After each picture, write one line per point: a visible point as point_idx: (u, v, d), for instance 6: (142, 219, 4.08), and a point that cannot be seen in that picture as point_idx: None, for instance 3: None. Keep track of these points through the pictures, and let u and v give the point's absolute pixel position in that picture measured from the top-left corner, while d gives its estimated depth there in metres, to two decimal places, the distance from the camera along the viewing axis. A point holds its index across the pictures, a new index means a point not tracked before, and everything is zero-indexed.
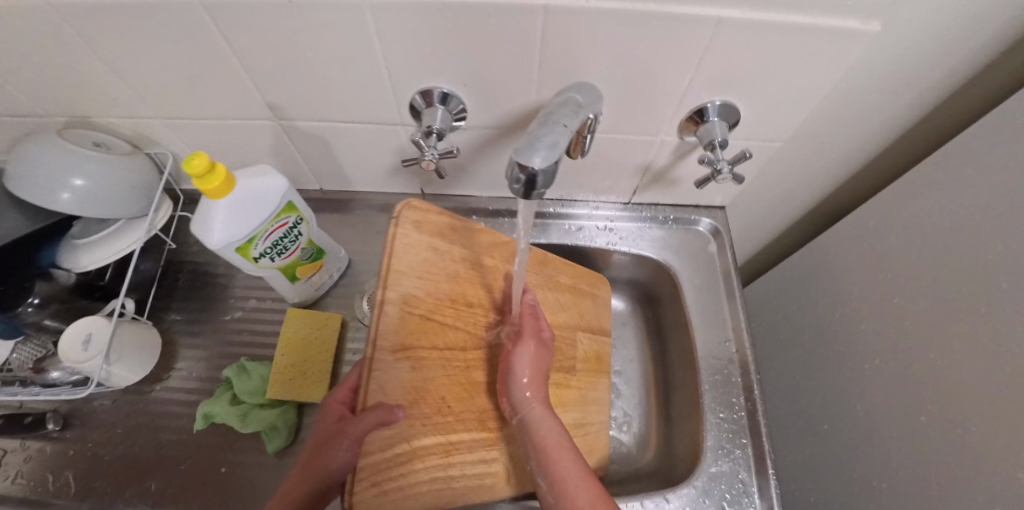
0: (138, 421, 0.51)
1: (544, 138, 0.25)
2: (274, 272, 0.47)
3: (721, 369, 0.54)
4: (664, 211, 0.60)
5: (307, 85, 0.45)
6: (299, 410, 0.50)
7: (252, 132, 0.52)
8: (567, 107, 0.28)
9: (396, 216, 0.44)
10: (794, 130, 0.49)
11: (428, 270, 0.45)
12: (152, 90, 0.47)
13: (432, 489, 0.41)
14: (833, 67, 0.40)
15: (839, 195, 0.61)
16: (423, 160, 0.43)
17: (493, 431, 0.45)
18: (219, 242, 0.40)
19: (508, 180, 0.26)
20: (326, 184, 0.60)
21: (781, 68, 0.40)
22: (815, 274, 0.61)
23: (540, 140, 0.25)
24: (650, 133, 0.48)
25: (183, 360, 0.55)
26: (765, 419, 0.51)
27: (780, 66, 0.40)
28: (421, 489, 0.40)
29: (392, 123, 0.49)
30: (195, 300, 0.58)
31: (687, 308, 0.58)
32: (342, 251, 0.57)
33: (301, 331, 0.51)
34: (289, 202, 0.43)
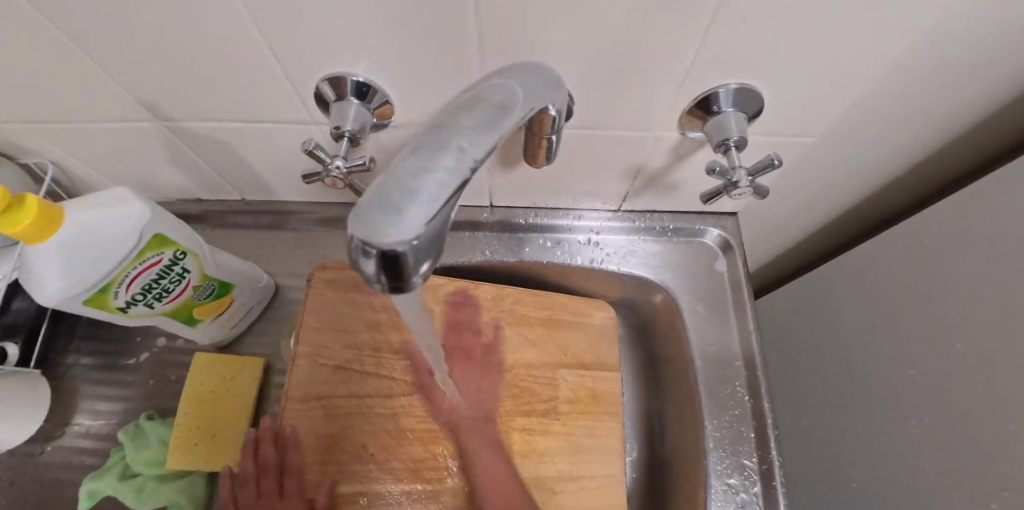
0: (22, 493, 0.43)
1: (415, 184, 0.14)
2: (158, 318, 0.38)
3: (730, 421, 0.44)
4: (662, 219, 0.49)
5: (179, 75, 0.33)
6: (210, 479, 0.41)
7: (136, 134, 0.41)
8: (474, 114, 0.17)
9: (309, 277, 0.45)
10: (838, 120, 0.37)
11: (344, 321, 0.44)
12: None
13: None
14: (893, 38, 0.27)
15: (881, 195, 0.49)
16: (326, 177, 0.32)
17: (430, 482, 0.42)
18: (55, 297, 0.31)
19: (356, 262, 0.14)
20: (248, 193, 0.49)
21: (822, 39, 0.28)
22: (847, 294, 0.50)
23: (408, 188, 0.14)
24: (642, 127, 0.36)
25: (79, 412, 0.45)
26: (784, 486, 0.41)
27: (829, 37, 0.27)
28: None
29: (303, 122, 0.38)
30: (99, 337, 0.48)
31: (687, 342, 0.47)
32: (265, 278, 0.46)
33: (210, 383, 0.42)
34: (160, 236, 0.33)
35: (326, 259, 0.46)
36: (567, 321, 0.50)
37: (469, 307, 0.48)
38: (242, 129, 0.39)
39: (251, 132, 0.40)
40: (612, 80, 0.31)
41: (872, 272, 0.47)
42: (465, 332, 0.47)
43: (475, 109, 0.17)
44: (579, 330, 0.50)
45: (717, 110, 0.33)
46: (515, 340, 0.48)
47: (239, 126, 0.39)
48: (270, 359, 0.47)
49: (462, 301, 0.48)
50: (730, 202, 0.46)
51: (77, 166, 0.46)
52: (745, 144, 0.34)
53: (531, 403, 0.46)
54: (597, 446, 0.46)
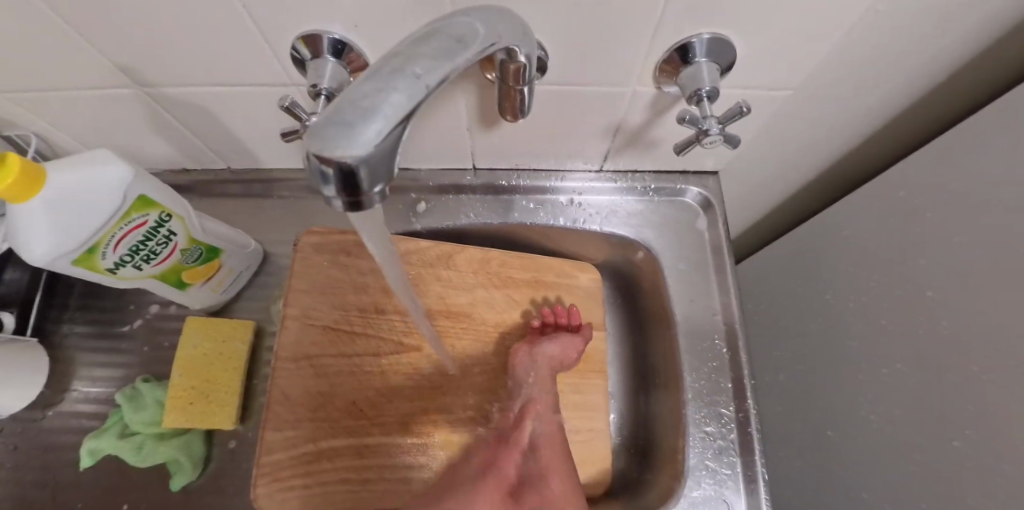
0: (27, 455, 0.44)
1: (364, 101, 0.14)
2: (147, 280, 0.38)
3: (708, 372, 0.45)
4: (643, 179, 0.49)
5: (154, 40, 0.33)
6: (207, 438, 0.43)
7: (116, 102, 0.41)
8: (429, 45, 0.17)
9: (295, 242, 0.46)
10: (813, 72, 0.37)
11: (332, 285, 0.45)
12: None
13: (342, 490, 0.41)
14: None
15: (859, 151, 0.49)
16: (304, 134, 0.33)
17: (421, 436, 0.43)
18: (44, 258, 0.31)
19: (315, 182, 0.15)
20: (234, 162, 0.50)
21: None
22: (824, 250, 0.51)
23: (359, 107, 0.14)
24: (618, 82, 0.36)
25: (77, 379, 0.47)
26: (759, 432, 0.43)
27: None
28: (332, 489, 0.41)
29: (283, 84, 0.38)
30: (92, 307, 0.49)
31: (668, 299, 0.48)
32: (253, 243, 0.47)
33: (201, 347, 0.42)
34: (144, 197, 0.34)
35: (313, 225, 0.47)
36: (553, 283, 0.51)
37: (455, 269, 0.49)
38: (222, 93, 0.40)
39: (231, 97, 0.40)
40: (564, 35, 0.32)
41: (848, 227, 0.48)
42: (450, 295, 0.48)
43: (434, 41, 0.17)
44: (565, 291, 0.51)
45: (692, 60, 0.33)
46: (502, 301, 0.49)
47: (220, 91, 0.39)
48: (261, 322, 0.48)
49: (449, 264, 0.49)
50: (709, 160, 0.47)
51: (61, 138, 0.46)
52: (717, 95, 0.34)
53: None
54: (584, 402, 0.49)
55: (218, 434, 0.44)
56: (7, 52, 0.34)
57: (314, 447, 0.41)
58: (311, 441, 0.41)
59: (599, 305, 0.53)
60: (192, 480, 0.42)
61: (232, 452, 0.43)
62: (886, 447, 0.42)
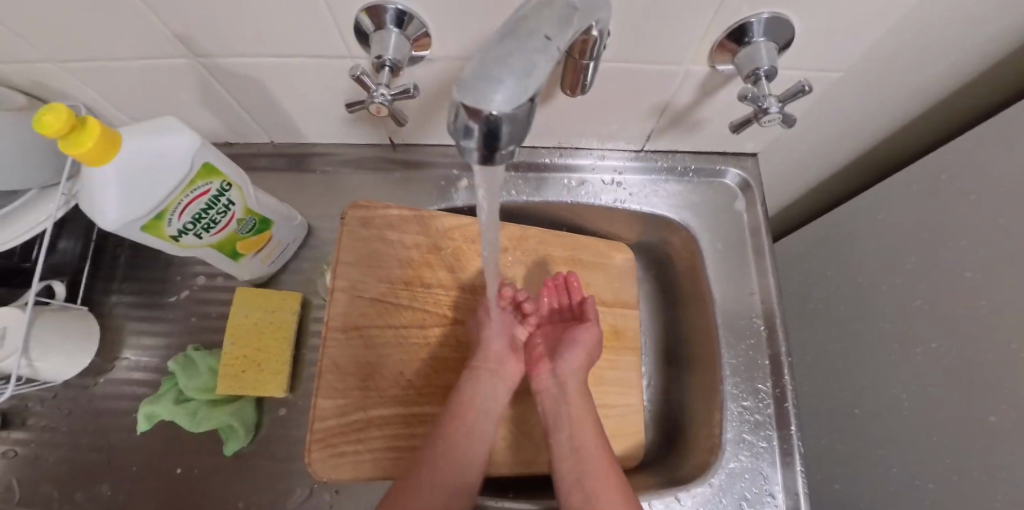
0: (82, 419, 0.45)
1: (508, 58, 0.15)
2: (205, 250, 0.39)
3: (745, 350, 0.46)
4: (683, 160, 0.50)
5: (217, 10, 0.34)
6: (257, 405, 0.44)
7: (169, 74, 0.41)
8: (551, 9, 0.17)
9: (341, 216, 0.46)
10: (866, 53, 0.37)
11: (377, 259, 0.46)
12: (22, 34, 0.36)
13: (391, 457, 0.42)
14: None
15: (898, 135, 0.50)
16: (370, 105, 0.33)
17: None
18: (116, 224, 0.32)
19: (456, 136, 0.16)
20: (276, 136, 0.50)
21: None
22: (859, 235, 0.52)
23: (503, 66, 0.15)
24: (673, 60, 0.37)
25: (126, 347, 0.48)
26: (795, 408, 0.44)
27: None
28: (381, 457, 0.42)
29: (338, 56, 0.38)
30: (138, 277, 0.50)
31: (705, 279, 0.49)
32: (299, 217, 0.48)
33: (252, 316, 0.43)
34: (209, 165, 0.35)
35: (358, 199, 0.47)
36: (589, 262, 0.52)
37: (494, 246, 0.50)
38: (276, 65, 0.40)
39: (285, 68, 0.40)
40: (628, 13, 0.32)
41: (885, 209, 0.48)
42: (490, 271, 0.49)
43: (554, 5, 0.18)
44: (601, 270, 0.52)
45: (750, 40, 0.34)
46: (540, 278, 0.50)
47: (274, 62, 0.39)
48: (305, 295, 0.49)
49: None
50: (751, 141, 0.47)
51: (108, 110, 0.47)
52: (775, 74, 0.35)
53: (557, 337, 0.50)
54: (619, 378, 0.50)
55: (267, 403, 0.45)
56: (68, 21, 0.34)
57: (364, 416, 0.42)
58: (361, 410, 0.42)
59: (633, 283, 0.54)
60: (244, 445, 0.43)
61: (282, 419, 0.44)
62: (918, 423, 0.43)
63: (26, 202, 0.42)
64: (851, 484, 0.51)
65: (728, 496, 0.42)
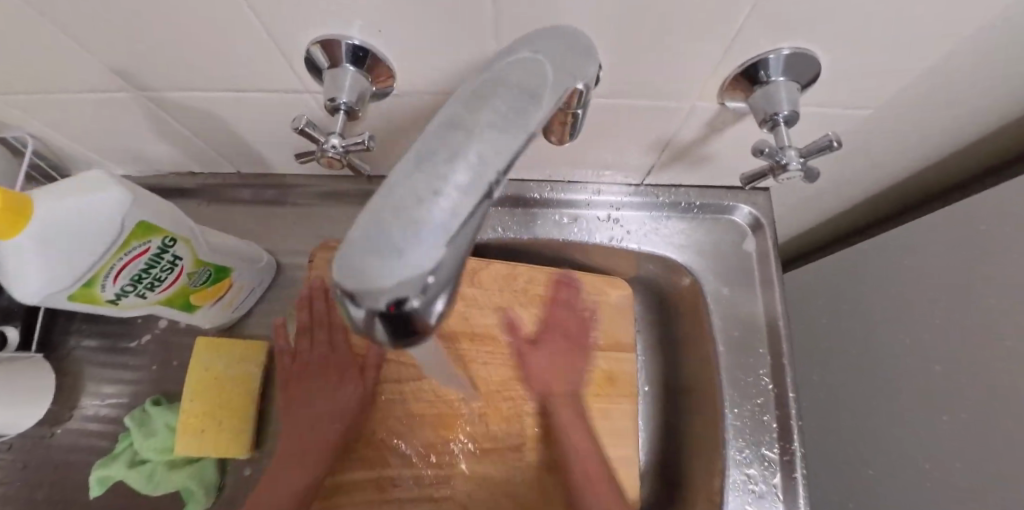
0: (37, 474, 0.43)
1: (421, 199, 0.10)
2: (153, 307, 0.35)
3: (751, 411, 0.42)
4: (687, 195, 0.45)
5: (150, 45, 0.29)
6: (220, 465, 0.41)
7: (114, 106, 0.37)
8: (496, 109, 0.13)
9: (309, 258, 0.42)
10: (905, 90, 0.32)
11: (347, 307, 0.42)
12: None
13: None
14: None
15: (933, 172, 0.44)
16: (321, 158, 0.28)
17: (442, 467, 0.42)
18: (39, 294, 0.29)
19: (345, 309, 0.11)
20: (243, 166, 0.46)
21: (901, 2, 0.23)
22: (879, 279, 0.47)
23: (407, 215, 0.10)
24: (676, 97, 0.32)
25: (85, 395, 0.45)
26: (805, 477, 0.40)
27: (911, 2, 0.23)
28: None
29: (295, 91, 0.34)
30: (100, 318, 0.47)
31: (710, 328, 0.44)
32: (266, 257, 0.44)
33: (214, 369, 0.40)
34: (144, 223, 0.31)
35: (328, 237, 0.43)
36: (582, 302, 0.48)
37: (479, 287, 0.46)
38: (228, 99, 0.35)
39: (240, 103, 0.36)
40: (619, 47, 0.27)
41: (913, 254, 0.43)
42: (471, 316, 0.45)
43: (500, 102, 0.13)
44: (595, 311, 0.48)
45: (768, 79, 0.29)
46: (529, 320, 0.46)
47: (226, 97, 0.35)
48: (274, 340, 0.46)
49: (473, 281, 0.46)
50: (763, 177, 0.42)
51: (58, 140, 0.43)
52: (796, 119, 0.30)
53: (545, 386, 0.45)
54: (612, 429, 0.46)
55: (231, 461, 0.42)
56: None
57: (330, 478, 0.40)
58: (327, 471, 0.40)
59: (632, 323, 0.49)
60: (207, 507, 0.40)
61: (246, 479, 0.41)
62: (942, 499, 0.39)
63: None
64: None
65: None
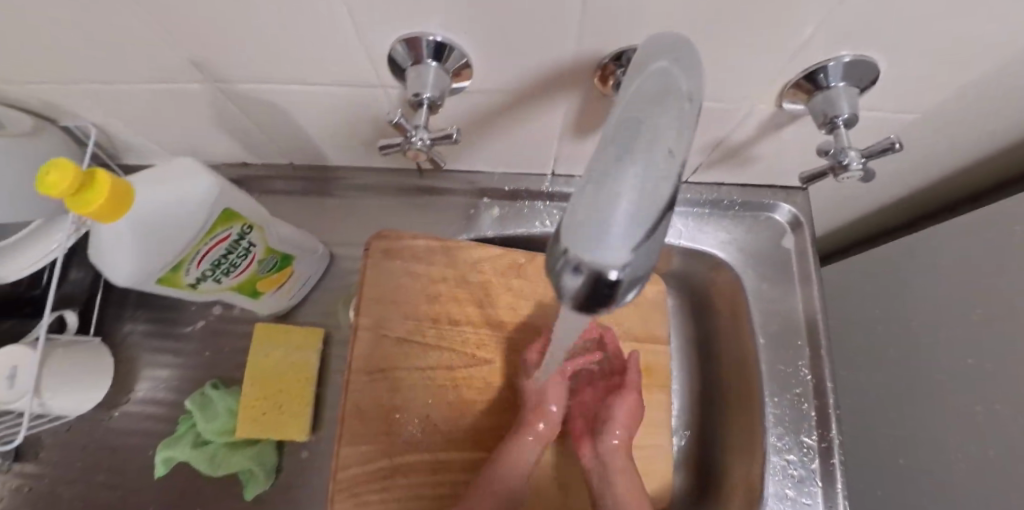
0: (97, 454, 0.44)
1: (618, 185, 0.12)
2: (224, 292, 0.37)
3: (790, 401, 0.44)
4: (729, 193, 0.47)
5: (235, 41, 0.30)
6: (277, 447, 0.42)
7: (182, 98, 0.38)
8: (666, 108, 0.14)
9: (366, 247, 0.43)
10: (956, 96, 0.33)
11: (403, 295, 0.43)
12: (25, 62, 0.33)
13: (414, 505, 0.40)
14: None
15: (969, 177, 0.45)
16: (406, 150, 0.30)
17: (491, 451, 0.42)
18: (132, 276, 0.30)
19: (559, 280, 0.14)
20: (296, 158, 0.47)
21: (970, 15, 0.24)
22: (912, 276, 0.48)
23: (605, 203, 0.12)
24: (739, 99, 0.33)
25: (140, 379, 0.46)
26: (842, 464, 0.42)
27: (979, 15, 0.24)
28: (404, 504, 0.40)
29: (367, 85, 0.35)
30: (153, 305, 0.48)
31: (750, 323, 0.46)
32: (321, 247, 0.45)
33: (272, 355, 0.41)
34: (227, 210, 0.32)
35: (383, 227, 0.44)
36: None
37: (525, 279, 0.47)
38: (298, 92, 0.36)
39: (309, 96, 0.37)
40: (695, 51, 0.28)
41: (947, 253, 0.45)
42: (517, 307, 0.46)
43: (670, 99, 0.14)
44: (633, 305, 0.50)
45: (828, 83, 0.30)
46: None
47: (297, 90, 0.36)
48: (327, 327, 0.47)
49: (519, 273, 0.46)
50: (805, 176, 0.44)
51: (116, 130, 0.44)
52: (855, 121, 0.31)
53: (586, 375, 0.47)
54: (648, 419, 0.48)
55: (287, 444, 0.43)
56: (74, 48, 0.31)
57: (388, 463, 0.40)
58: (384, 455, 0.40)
59: (665, 318, 0.51)
60: (268, 488, 0.42)
61: (303, 461, 0.43)
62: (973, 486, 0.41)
63: (15, 240, 0.39)
64: None
65: None
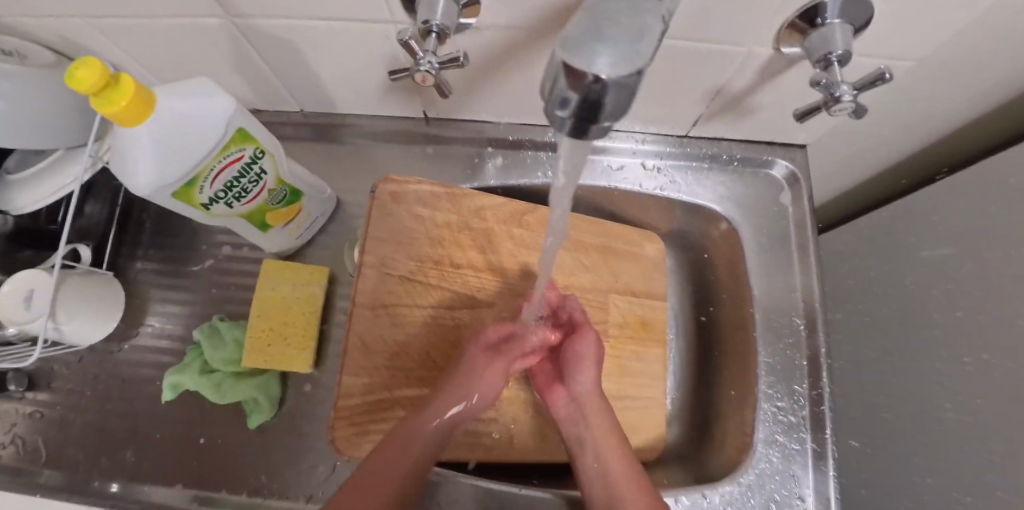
0: (107, 384, 0.45)
1: (616, 17, 0.13)
2: (235, 219, 0.38)
3: (783, 351, 0.44)
4: (729, 148, 0.48)
5: None
6: (281, 380, 0.43)
7: (199, 35, 0.39)
8: None
9: (373, 190, 0.45)
10: (950, 43, 0.34)
11: (407, 237, 0.45)
12: None
13: None
14: None
15: (968, 137, 0.46)
16: (415, 73, 0.32)
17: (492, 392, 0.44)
18: (148, 187, 0.31)
19: (549, 113, 0.15)
20: (308, 105, 0.49)
21: None
22: (908, 237, 0.49)
23: (600, 36, 0.13)
24: (739, 41, 0.33)
25: (151, 314, 0.47)
26: (832, 412, 0.43)
27: None
28: None
29: (377, 22, 0.36)
30: (165, 245, 0.49)
31: (746, 276, 0.47)
32: (330, 190, 0.46)
33: (280, 289, 0.43)
34: (239, 130, 0.33)
35: (390, 173, 0.46)
36: (620, 251, 0.50)
37: (526, 229, 0.48)
38: (309, 28, 0.37)
39: (320, 34, 0.38)
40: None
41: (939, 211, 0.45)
42: (519, 255, 0.47)
43: None
44: (633, 260, 0.51)
45: (824, 21, 0.30)
46: (572, 263, 0.49)
47: (309, 26, 0.37)
48: (333, 270, 0.48)
49: (522, 223, 0.48)
50: (803, 131, 0.45)
51: (135, 69, 0.45)
52: (848, 58, 0.32)
53: None
54: (644, 369, 0.49)
55: (291, 378, 0.44)
56: None
57: (388, 395, 0.42)
58: (384, 388, 0.42)
59: (664, 275, 0.52)
60: (271, 418, 0.43)
61: (306, 395, 0.44)
62: (961, 436, 0.42)
63: (36, 173, 0.42)
64: (883, 489, 0.50)
65: (756, 496, 0.41)
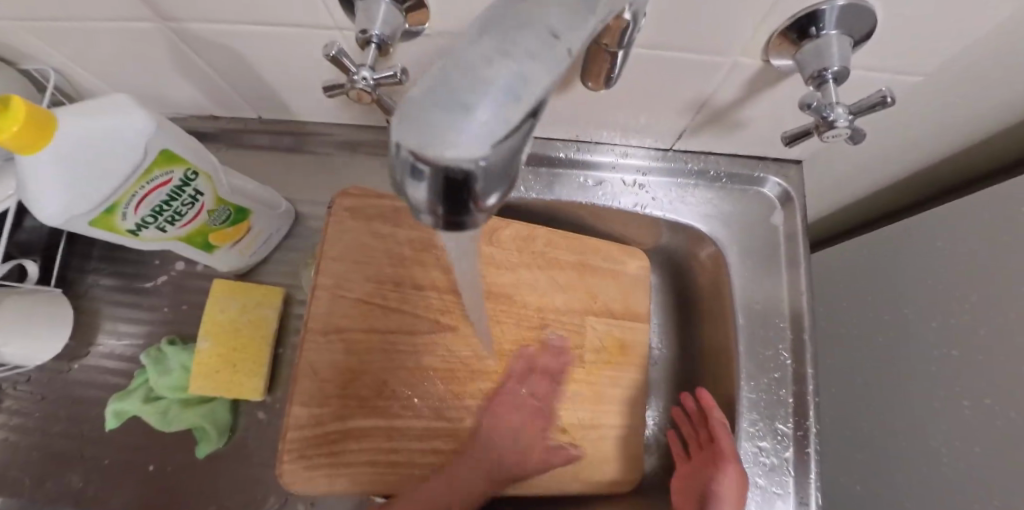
0: (55, 406, 0.43)
1: (484, 67, 0.10)
2: (171, 242, 0.36)
3: (768, 387, 0.41)
4: (716, 163, 0.44)
5: None
6: (232, 406, 0.41)
7: (134, 40, 0.36)
8: None
9: (330, 204, 0.42)
10: (966, 55, 0.29)
11: (365, 255, 0.42)
12: None
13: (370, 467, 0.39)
14: None
15: (982, 155, 0.41)
16: (350, 90, 0.28)
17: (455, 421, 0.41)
18: (61, 219, 0.29)
19: (404, 186, 0.11)
20: (264, 112, 0.46)
21: None
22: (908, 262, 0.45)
23: (463, 98, 0.09)
24: (723, 51, 0.29)
25: (102, 332, 0.45)
26: (818, 453, 0.40)
27: None
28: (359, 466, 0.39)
29: (321, 28, 0.32)
30: (118, 259, 0.47)
31: (731, 303, 0.43)
32: (285, 204, 0.44)
33: (229, 311, 0.40)
34: (164, 150, 0.30)
35: (350, 185, 0.43)
36: (598, 268, 0.47)
37: (496, 248, 0.45)
38: (248, 34, 0.34)
39: (261, 40, 0.34)
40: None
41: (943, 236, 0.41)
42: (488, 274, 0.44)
43: None
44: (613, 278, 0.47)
45: (819, 32, 0.26)
46: (546, 283, 0.45)
47: (246, 32, 0.33)
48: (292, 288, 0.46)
49: (493, 239, 0.45)
50: (796, 148, 0.41)
51: (81, 75, 0.42)
52: (847, 75, 0.27)
53: (558, 348, 0.45)
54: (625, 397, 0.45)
55: (244, 404, 0.42)
56: None
57: (340, 426, 0.39)
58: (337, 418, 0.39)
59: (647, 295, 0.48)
60: (222, 446, 0.41)
61: (260, 422, 0.42)
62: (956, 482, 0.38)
63: None
64: None
65: None
